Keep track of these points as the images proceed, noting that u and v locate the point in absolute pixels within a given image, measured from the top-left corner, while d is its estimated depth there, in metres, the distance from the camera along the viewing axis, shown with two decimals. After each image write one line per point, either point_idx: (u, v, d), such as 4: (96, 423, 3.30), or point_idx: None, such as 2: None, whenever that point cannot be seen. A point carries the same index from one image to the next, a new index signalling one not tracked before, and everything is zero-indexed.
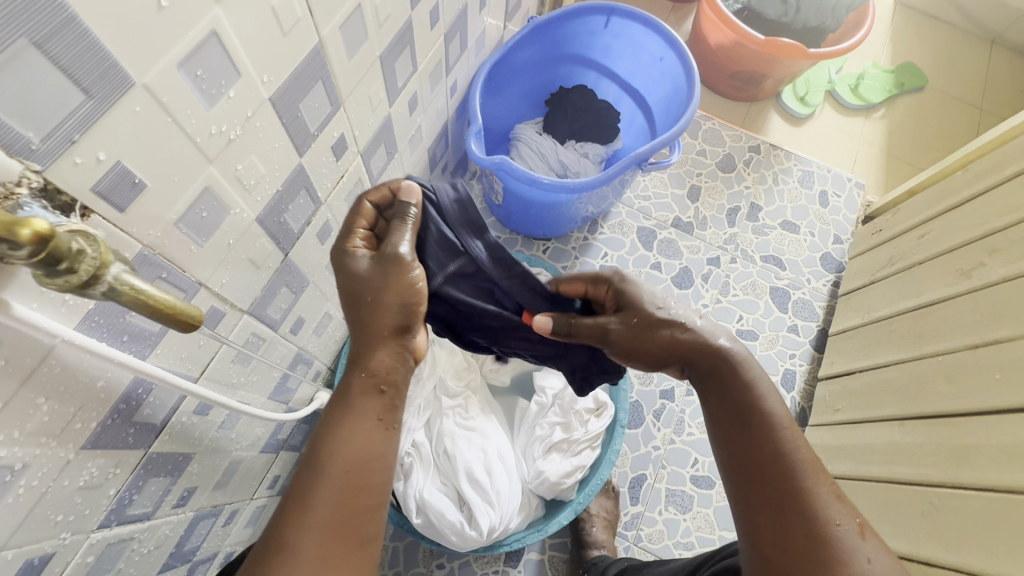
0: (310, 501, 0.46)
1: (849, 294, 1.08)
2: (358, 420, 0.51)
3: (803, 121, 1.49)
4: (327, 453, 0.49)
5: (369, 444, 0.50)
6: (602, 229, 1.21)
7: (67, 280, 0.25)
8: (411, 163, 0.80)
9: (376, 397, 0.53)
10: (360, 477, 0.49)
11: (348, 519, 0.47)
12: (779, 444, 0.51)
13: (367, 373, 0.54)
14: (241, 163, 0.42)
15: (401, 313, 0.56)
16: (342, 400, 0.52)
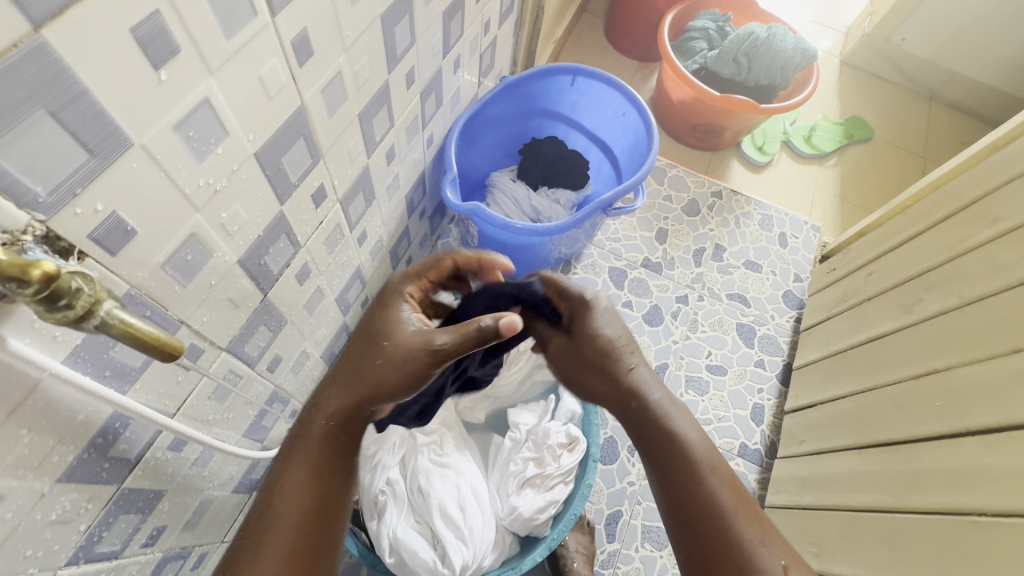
0: (265, 546, 0.50)
1: (809, 329, 1.14)
2: (308, 467, 0.54)
3: (762, 168, 1.60)
4: (279, 503, 0.52)
5: (319, 492, 0.53)
6: (576, 270, 1.26)
7: (65, 315, 0.28)
8: (388, 209, 0.85)
9: (332, 444, 0.55)
10: (308, 526, 0.52)
11: (296, 569, 0.50)
12: (704, 496, 0.55)
13: (324, 420, 0.55)
14: (225, 211, 0.46)
15: (398, 371, 0.56)
16: (300, 445, 0.55)
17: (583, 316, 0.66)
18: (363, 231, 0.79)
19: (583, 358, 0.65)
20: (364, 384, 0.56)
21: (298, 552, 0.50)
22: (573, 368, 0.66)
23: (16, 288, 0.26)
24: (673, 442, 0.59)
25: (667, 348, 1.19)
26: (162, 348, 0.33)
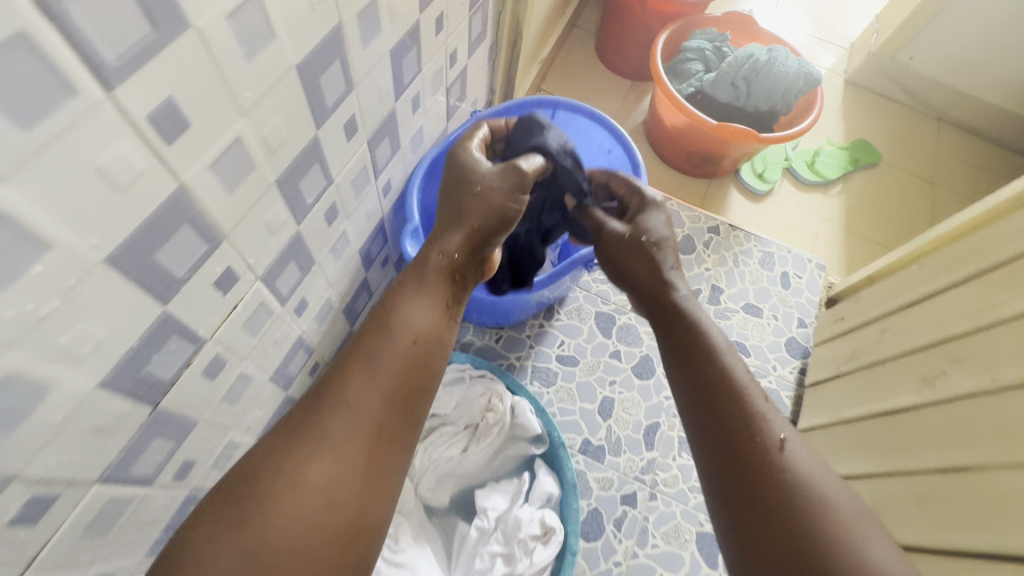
0: (371, 358, 0.56)
1: (816, 385, 1.02)
2: (425, 294, 0.62)
3: (762, 197, 1.49)
4: (391, 323, 0.58)
5: (427, 327, 0.60)
6: (559, 315, 1.15)
7: None
8: (336, 269, 0.74)
9: (446, 274, 0.64)
10: (415, 354, 0.58)
11: (397, 394, 0.55)
12: (719, 366, 0.58)
13: (440, 255, 0.64)
14: (64, 334, 0.35)
15: (489, 214, 0.66)
16: (418, 271, 0.64)
17: (644, 214, 0.76)
18: (302, 299, 0.68)
19: (632, 247, 0.72)
20: (468, 219, 0.65)
21: (397, 371, 0.56)
22: (617, 254, 0.74)
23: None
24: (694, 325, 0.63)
25: (659, 404, 1.08)
26: None
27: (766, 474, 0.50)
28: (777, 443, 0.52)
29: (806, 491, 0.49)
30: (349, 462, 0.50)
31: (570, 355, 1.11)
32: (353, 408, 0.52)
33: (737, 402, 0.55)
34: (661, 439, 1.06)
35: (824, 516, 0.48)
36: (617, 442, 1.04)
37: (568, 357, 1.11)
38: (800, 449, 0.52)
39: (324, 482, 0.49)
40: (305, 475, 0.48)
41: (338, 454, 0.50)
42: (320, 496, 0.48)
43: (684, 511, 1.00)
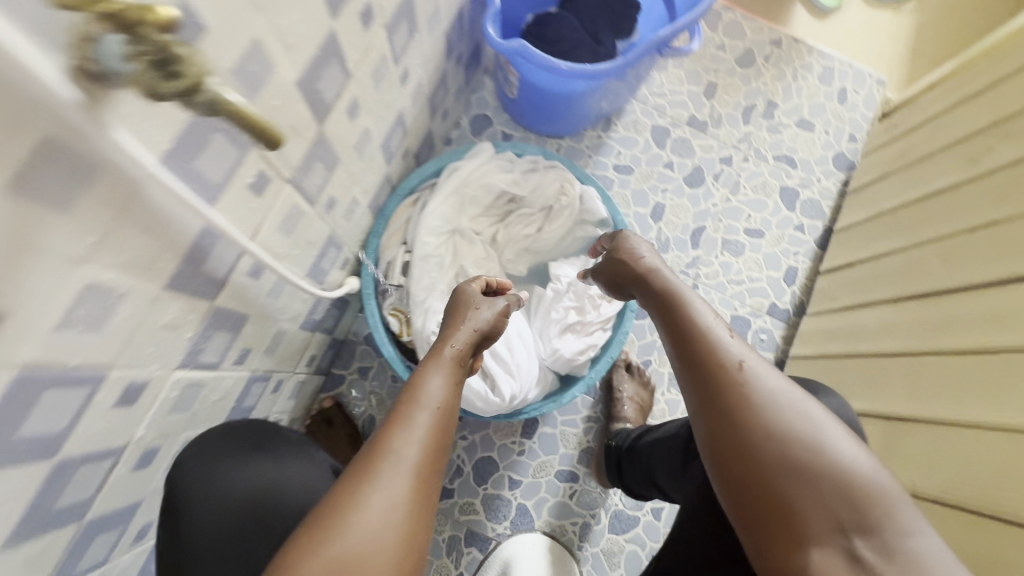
0: (409, 417, 0.50)
1: (859, 190, 1.11)
2: (444, 372, 0.57)
3: (830, 13, 1.40)
4: (420, 392, 0.52)
5: (451, 396, 0.55)
6: (616, 127, 1.19)
7: (177, 85, 0.28)
8: (429, 46, 0.79)
9: (456, 365, 0.59)
10: (446, 413, 0.53)
11: (437, 450, 0.49)
12: (690, 321, 0.59)
13: (449, 347, 0.60)
14: (283, 16, 0.43)
15: (490, 322, 0.68)
16: (435, 357, 0.59)
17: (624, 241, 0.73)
18: (406, 69, 0.74)
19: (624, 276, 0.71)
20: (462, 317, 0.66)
21: (437, 430, 0.50)
22: (610, 274, 0.74)
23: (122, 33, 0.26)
24: (665, 298, 0.63)
25: (706, 210, 1.18)
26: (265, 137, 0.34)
27: (797, 451, 0.50)
28: (751, 388, 0.53)
29: (780, 428, 0.51)
30: (408, 503, 0.44)
31: (626, 164, 1.18)
32: (406, 459, 0.46)
33: (711, 348, 0.56)
34: (706, 240, 1.17)
35: (796, 434, 0.51)
36: (666, 242, 1.15)
37: (624, 166, 1.18)
38: (762, 368, 0.54)
39: (383, 527, 0.42)
40: (363, 516, 0.42)
41: (394, 492, 0.44)
42: (382, 535, 0.42)
43: (722, 298, 1.14)
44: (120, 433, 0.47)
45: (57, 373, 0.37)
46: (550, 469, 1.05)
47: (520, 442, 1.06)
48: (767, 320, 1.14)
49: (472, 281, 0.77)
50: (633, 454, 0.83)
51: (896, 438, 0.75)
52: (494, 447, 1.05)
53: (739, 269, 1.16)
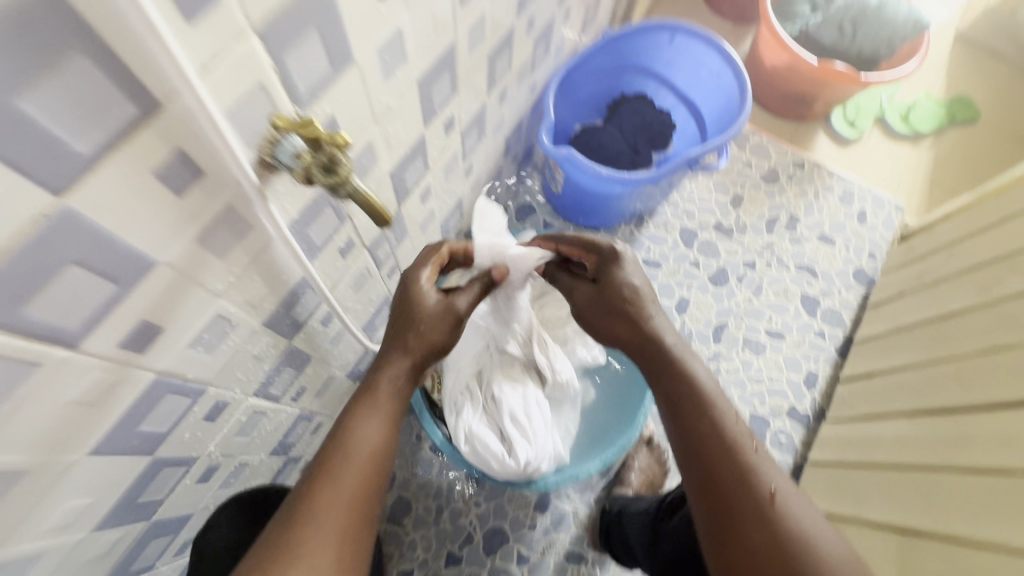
0: (339, 470, 0.51)
1: (876, 307, 1.18)
2: (379, 415, 0.55)
3: (850, 142, 1.53)
4: (348, 447, 0.52)
5: (385, 439, 0.54)
6: (648, 226, 1.31)
7: (333, 181, 0.37)
8: (491, 147, 0.93)
9: (398, 397, 0.58)
10: (379, 456, 0.53)
11: (373, 464, 0.52)
12: (698, 391, 0.60)
13: (389, 379, 0.58)
14: (391, 126, 0.56)
15: (441, 340, 0.62)
16: (371, 401, 0.56)
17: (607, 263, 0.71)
18: (470, 164, 0.88)
19: (609, 304, 0.68)
20: (410, 356, 0.60)
21: (365, 478, 0.51)
22: (585, 298, 0.71)
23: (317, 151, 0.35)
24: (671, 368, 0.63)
25: (729, 308, 1.24)
26: (381, 216, 0.41)
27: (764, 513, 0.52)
28: (749, 458, 0.55)
29: (762, 493, 0.53)
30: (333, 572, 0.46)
31: (655, 259, 1.28)
32: (322, 536, 0.47)
33: (709, 412, 0.58)
34: (728, 337, 1.22)
35: (753, 493, 0.53)
36: (689, 334, 1.22)
37: (653, 261, 1.27)
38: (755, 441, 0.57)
39: None
40: None
41: (314, 560, 0.45)
42: None
43: (741, 395, 1.17)
44: (196, 444, 0.55)
45: (177, 382, 0.45)
46: (558, 548, 1.04)
47: (532, 516, 1.06)
48: (786, 421, 1.16)
49: (429, 260, 0.66)
50: (620, 527, 0.92)
51: (915, 553, 0.75)
52: (505, 519, 1.05)
53: (759, 368, 1.19)
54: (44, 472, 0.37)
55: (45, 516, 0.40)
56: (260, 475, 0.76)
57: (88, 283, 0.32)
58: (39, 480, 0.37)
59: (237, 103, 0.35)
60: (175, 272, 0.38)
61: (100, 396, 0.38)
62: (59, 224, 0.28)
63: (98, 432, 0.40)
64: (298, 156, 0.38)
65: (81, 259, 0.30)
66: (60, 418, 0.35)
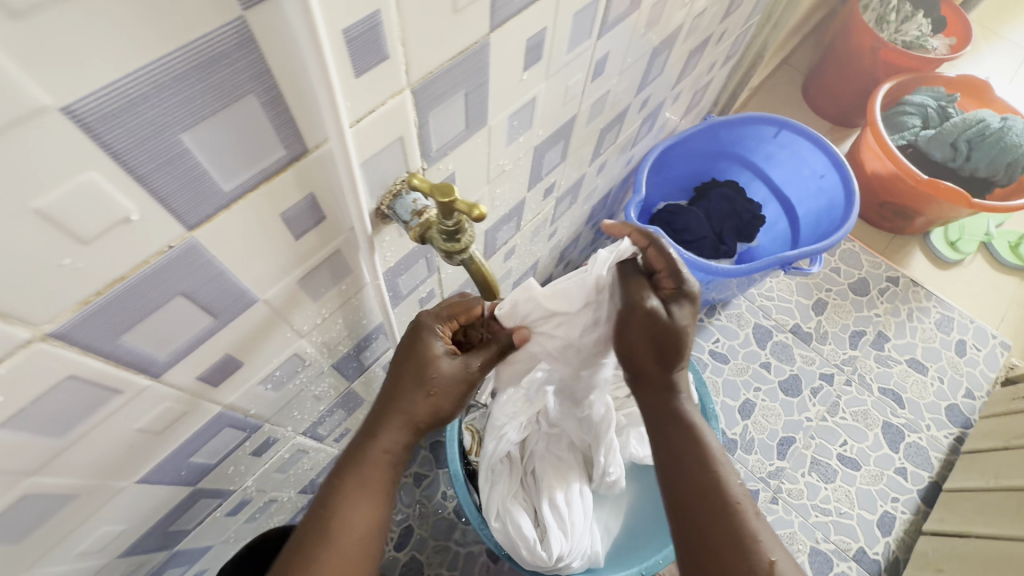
0: (318, 559, 0.45)
1: (972, 453, 1.07)
2: (368, 491, 0.48)
3: (950, 265, 1.42)
4: (333, 532, 0.46)
5: (374, 518, 0.48)
6: (719, 316, 1.24)
7: (454, 246, 0.34)
8: (578, 213, 0.91)
9: (390, 469, 0.50)
10: (366, 538, 0.48)
11: (362, 548, 0.47)
12: (702, 447, 0.53)
13: (385, 451, 0.49)
14: (499, 187, 0.54)
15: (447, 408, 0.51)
16: (360, 475, 0.48)
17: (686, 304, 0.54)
18: (556, 228, 0.86)
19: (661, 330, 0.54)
20: (406, 423, 0.50)
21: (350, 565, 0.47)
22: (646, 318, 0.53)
23: (444, 219, 0.32)
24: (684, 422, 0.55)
25: (799, 422, 1.14)
26: (488, 288, 0.38)
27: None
28: (751, 526, 0.49)
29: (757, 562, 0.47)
30: None
31: (723, 353, 1.20)
32: None
33: (714, 475, 0.52)
34: (794, 454, 1.11)
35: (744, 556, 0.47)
36: (750, 442, 1.11)
37: (720, 354, 1.20)
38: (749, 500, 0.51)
39: None
40: None
41: None
42: None
43: (802, 523, 1.05)
44: (235, 479, 0.51)
45: (238, 417, 0.43)
46: None
47: None
48: (852, 566, 1.01)
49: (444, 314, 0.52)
50: None
51: None
52: None
53: (827, 496, 1.07)
54: (91, 497, 0.34)
55: (76, 542, 0.37)
56: (283, 512, 0.72)
57: (188, 315, 0.30)
58: (84, 505, 0.34)
59: (374, 155, 0.33)
60: (269, 310, 0.36)
61: (166, 427, 0.36)
62: (181, 256, 0.26)
63: (151, 461, 0.37)
64: (419, 211, 0.37)
65: (188, 290, 0.29)
66: (122, 445, 0.33)
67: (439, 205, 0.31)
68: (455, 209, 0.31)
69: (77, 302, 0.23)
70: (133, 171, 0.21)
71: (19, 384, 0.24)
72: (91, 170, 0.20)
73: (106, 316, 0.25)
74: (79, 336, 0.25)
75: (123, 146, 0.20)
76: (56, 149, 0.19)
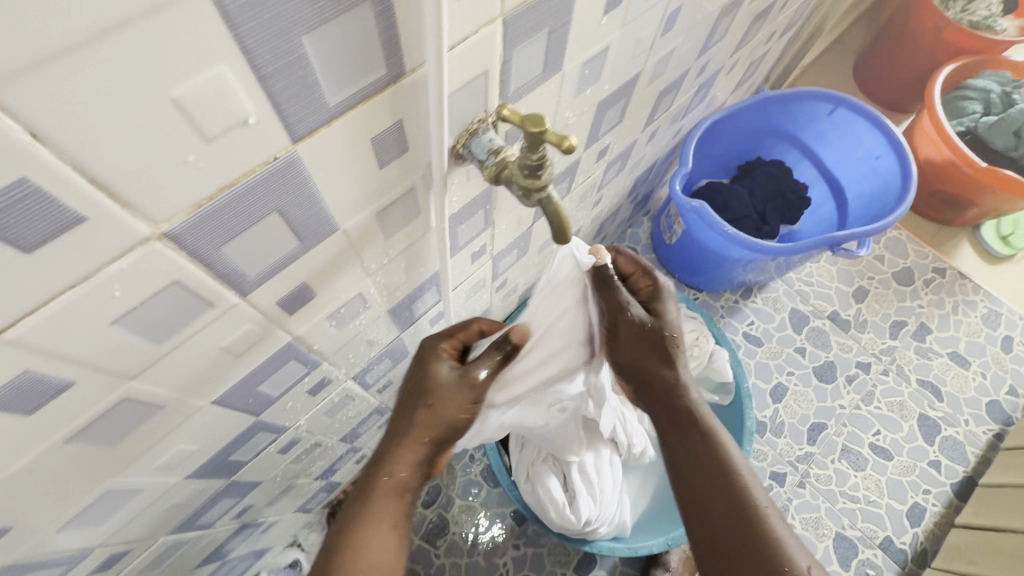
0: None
1: (1013, 450, 1.05)
2: (384, 518, 0.51)
3: (1001, 260, 1.37)
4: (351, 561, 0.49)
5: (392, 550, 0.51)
6: (755, 298, 1.22)
7: (534, 183, 0.34)
8: (623, 183, 0.90)
9: (400, 497, 0.52)
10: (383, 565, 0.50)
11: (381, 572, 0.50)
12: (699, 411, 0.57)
13: (390, 477, 0.52)
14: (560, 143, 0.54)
15: (446, 429, 0.53)
16: (374, 505, 0.51)
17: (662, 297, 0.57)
18: (600, 196, 0.85)
19: (651, 339, 0.55)
20: (415, 446, 0.52)
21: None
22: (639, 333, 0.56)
23: (530, 152, 0.32)
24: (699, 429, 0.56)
25: (832, 409, 1.12)
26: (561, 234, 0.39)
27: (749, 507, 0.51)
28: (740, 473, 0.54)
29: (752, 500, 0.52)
30: None
31: (757, 335, 1.18)
32: None
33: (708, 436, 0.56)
34: (824, 440, 1.09)
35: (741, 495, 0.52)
36: (780, 425, 1.10)
37: (754, 337, 1.18)
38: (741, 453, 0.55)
39: None
40: None
41: None
42: None
43: (829, 509, 1.04)
44: (291, 416, 0.53)
45: (303, 350, 0.44)
46: None
47: None
48: (877, 554, 1.01)
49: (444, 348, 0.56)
50: None
51: None
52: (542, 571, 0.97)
53: (855, 484, 1.06)
54: (175, 412, 0.36)
55: (155, 457, 0.39)
56: (324, 458, 0.74)
57: (279, 234, 0.30)
58: (168, 418, 0.36)
59: (461, 88, 0.33)
60: (346, 241, 0.37)
61: (245, 349, 0.37)
62: (283, 170, 0.27)
63: (226, 384, 0.38)
64: (496, 150, 0.37)
65: (284, 209, 0.29)
66: (206, 361, 0.34)
67: (529, 134, 0.31)
68: (544, 140, 0.31)
69: (192, 205, 0.24)
70: (258, 70, 0.22)
71: (134, 281, 0.25)
72: (224, 64, 0.20)
73: (212, 224, 0.26)
74: (188, 240, 0.26)
75: (253, 42, 0.21)
76: (201, 37, 0.19)
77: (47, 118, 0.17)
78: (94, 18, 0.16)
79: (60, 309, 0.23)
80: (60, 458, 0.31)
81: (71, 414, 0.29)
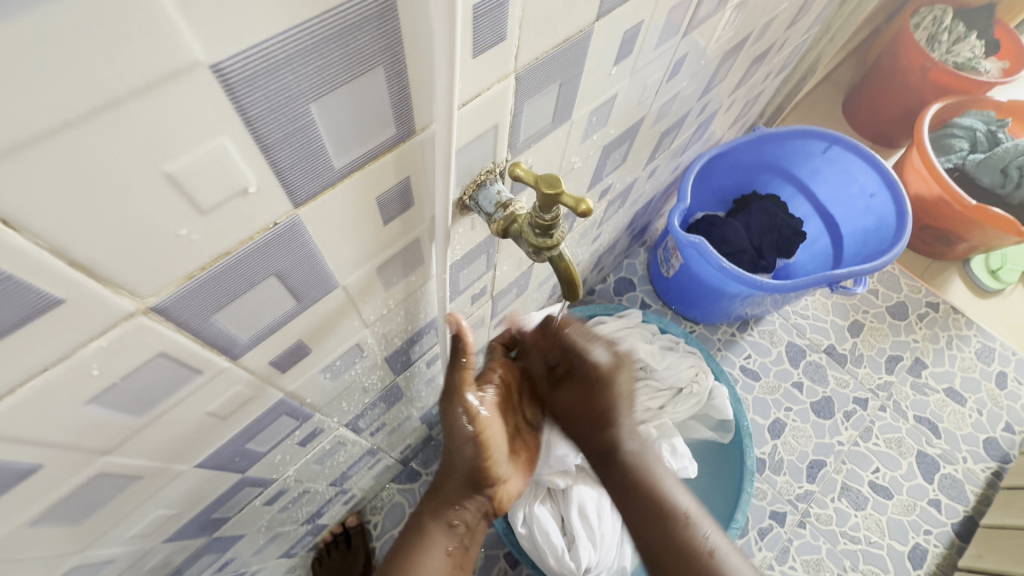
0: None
1: (1013, 489, 1.04)
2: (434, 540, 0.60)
3: (991, 294, 1.38)
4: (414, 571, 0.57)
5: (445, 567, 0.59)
6: (752, 331, 1.21)
7: (546, 243, 0.33)
8: (621, 218, 0.89)
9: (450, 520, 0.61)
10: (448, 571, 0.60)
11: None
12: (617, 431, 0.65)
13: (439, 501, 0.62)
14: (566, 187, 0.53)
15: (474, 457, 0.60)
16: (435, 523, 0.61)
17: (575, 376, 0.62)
18: (600, 231, 0.84)
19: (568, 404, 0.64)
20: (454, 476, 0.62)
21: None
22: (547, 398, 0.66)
23: (542, 212, 0.31)
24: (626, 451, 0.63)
25: (830, 445, 1.10)
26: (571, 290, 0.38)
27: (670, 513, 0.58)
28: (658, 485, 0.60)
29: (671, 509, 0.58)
30: None
31: (754, 369, 1.17)
32: None
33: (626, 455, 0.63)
34: (823, 478, 1.08)
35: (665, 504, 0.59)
36: (779, 462, 1.08)
37: (751, 371, 1.17)
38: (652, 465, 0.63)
39: None
40: None
41: None
42: None
43: (830, 550, 1.02)
44: (278, 468, 0.50)
45: (295, 405, 0.42)
46: None
47: None
48: None
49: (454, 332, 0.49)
50: None
51: None
52: None
53: (857, 524, 1.04)
54: (154, 479, 0.33)
55: (130, 525, 0.36)
56: (312, 503, 0.71)
57: (275, 297, 0.28)
58: (145, 486, 0.33)
59: (470, 143, 0.32)
60: (345, 297, 0.35)
61: (233, 411, 0.35)
62: (282, 234, 0.25)
63: (212, 446, 0.36)
64: (504, 204, 0.35)
65: (282, 271, 0.27)
66: (191, 427, 0.32)
67: (544, 196, 0.30)
68: (559, 201, 0.30)
69: (182, 277, 0.22)
70: (260, 140, 0.20)
71: (115, 357, 0.23)
72: (223, 135, 0.19)
73: (203, 294, 0.24)
74: (177, 312, 0.24)
75: (257, 111, 0.19)
76: (200, 109, 0.17)
77: (22, 204, 0.15)
78: (77, 97, 0.14)
79: (31, 392, 0.21)
80: (24, 538, 0.28)
81: (37, 495, 0.26)
